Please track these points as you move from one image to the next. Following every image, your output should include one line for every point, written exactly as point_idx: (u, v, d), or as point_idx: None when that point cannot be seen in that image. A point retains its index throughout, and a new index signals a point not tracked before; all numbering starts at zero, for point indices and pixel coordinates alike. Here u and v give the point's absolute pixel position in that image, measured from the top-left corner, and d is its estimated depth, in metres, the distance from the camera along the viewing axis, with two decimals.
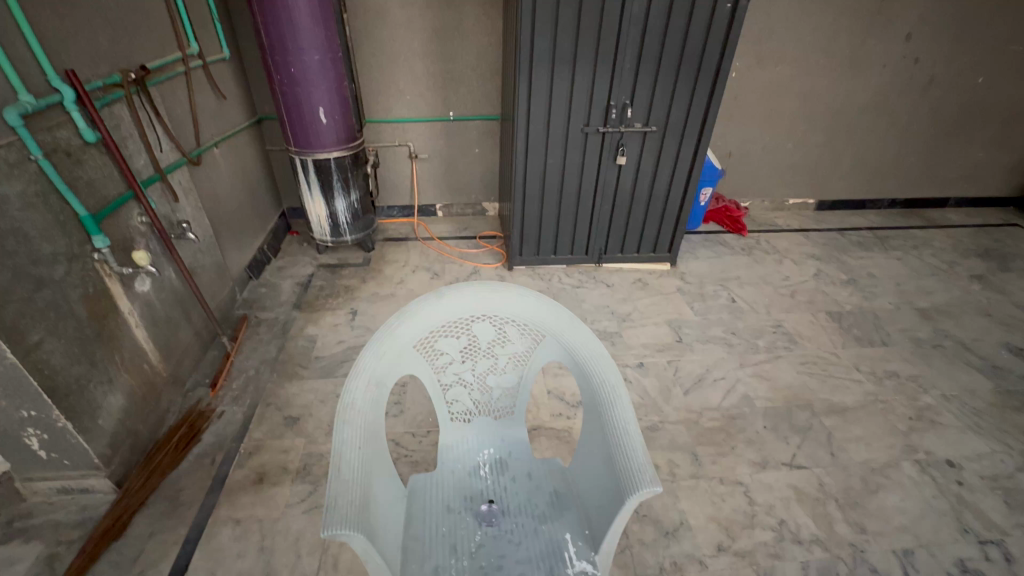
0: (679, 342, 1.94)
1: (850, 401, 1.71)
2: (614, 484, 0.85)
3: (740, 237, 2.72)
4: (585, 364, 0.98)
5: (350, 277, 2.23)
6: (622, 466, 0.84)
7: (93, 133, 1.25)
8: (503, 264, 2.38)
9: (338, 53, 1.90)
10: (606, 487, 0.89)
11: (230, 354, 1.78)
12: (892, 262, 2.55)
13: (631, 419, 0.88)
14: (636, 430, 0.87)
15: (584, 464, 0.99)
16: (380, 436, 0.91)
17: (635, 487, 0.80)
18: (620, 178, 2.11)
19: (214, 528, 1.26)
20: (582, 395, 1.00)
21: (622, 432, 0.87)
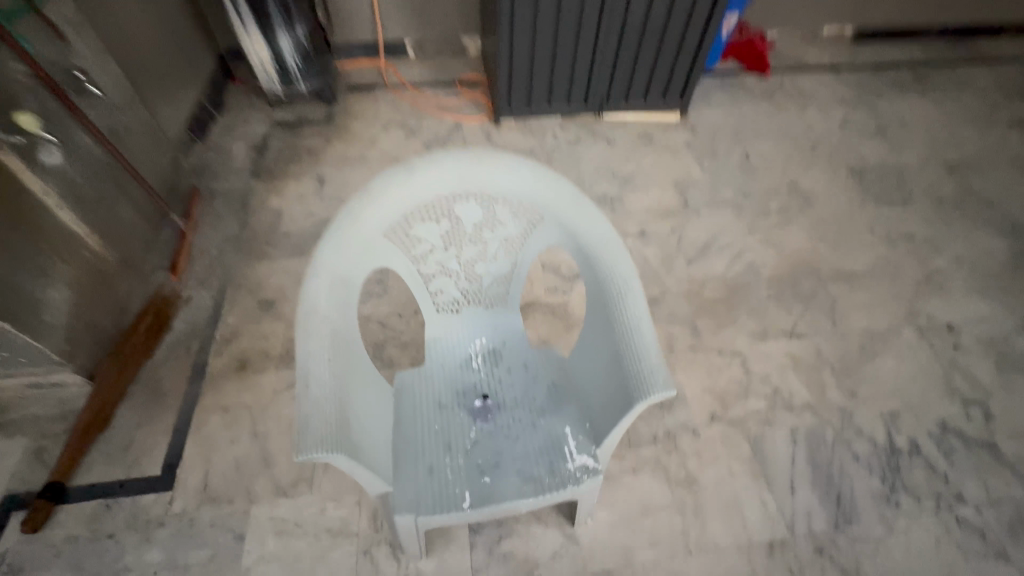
0: (685, 207, 1.76)
1: (859, 267, 1.62)
2: (621, 385, 0.77)
3: (763, 78, 2.33)
4: (590, 251, 0.84)
5: (312, 137, 1.92)
6: (632, 368, 0.75)
7: None
8: (488, 117, 2.05)
9: None
10: (611, 385, 0.81)
11: (187, 234, 1.58)
12: (928, 107, 2.25)
13: (643, 316, 0.78)
14: (648, 329, 0.77)
15: (587, 358, 0.90)
16: (356, 341, 0.81)
17: (646, 390, 0.72)
18: (630, 3, 1.68)
19: (203, 416, 1.22)
20: (587, 286, 0.87)
21: (632, 328, 0.77)
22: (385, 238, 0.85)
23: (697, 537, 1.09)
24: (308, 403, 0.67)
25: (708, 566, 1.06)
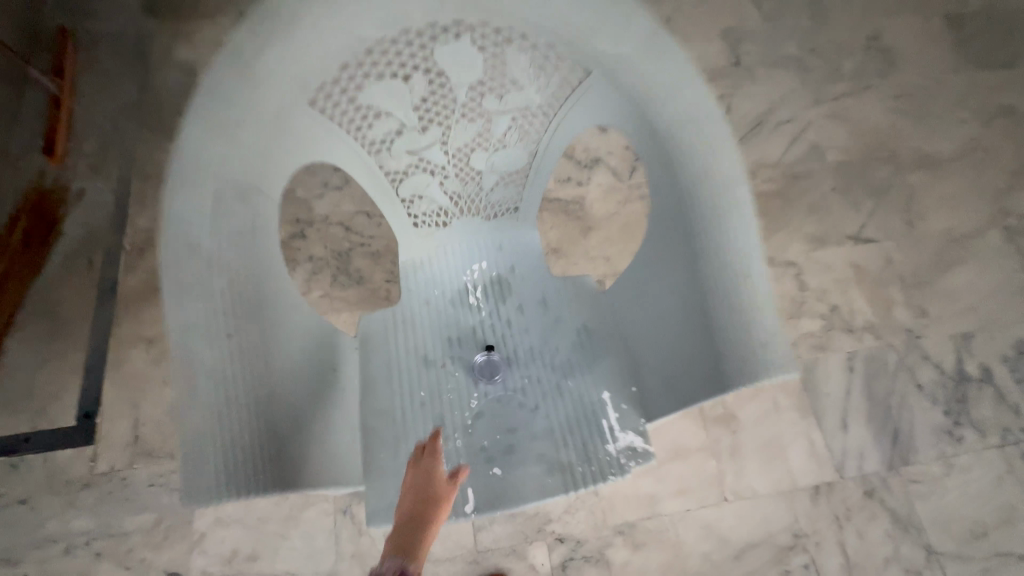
0: (736, 66, 1.34)
1: (947, 150, 1.29)
2: (699, 345, 0.57)
3: None
4: (664, 132, 0.62)
5: None
6: (726, 317, 0.55)
7: None
8: None
9: None
10: (680, 342, 0.59)
11: (63, 100, 1.13)
12: None
13: (752, 249, 0.55)
14: (753, 273, 0.54)
15: (638, 298, 0.67)
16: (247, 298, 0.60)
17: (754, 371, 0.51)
18: None
19: (122, 351, 0.95)
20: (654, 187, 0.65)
21: (725, 265, 0.55)
22: (263, 145, 0.62)
23: (733, 482, 0.94)
24: (190, 437, 0.50)
25: (745, 514, 0.92)
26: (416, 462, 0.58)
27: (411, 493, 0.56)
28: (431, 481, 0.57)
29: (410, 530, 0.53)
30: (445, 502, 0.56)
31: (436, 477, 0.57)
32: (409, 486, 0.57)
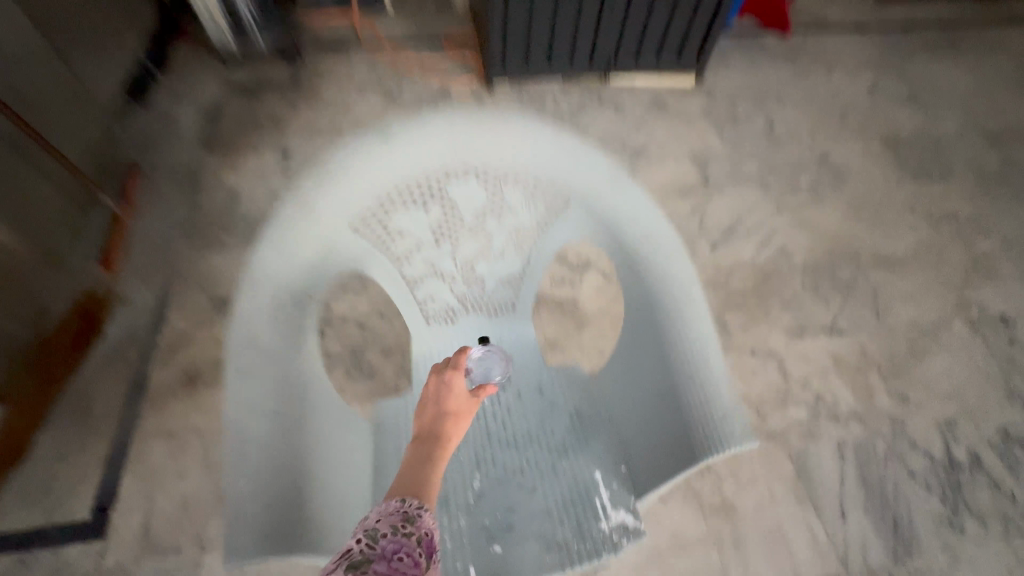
0: (706, 185, 1.55)
1: (902, 251, 1.44)
2: (674, 430, 0.65)
3: (783, 37, 2.05)
4: (633, 248, 0.75)
5: (275, 102, 1.61)
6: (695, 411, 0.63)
7: None
8: (479, 81, 1.76)
9: None
10: (657, 428, 0.68)
11: (123, 220, 1.30)
12: (961, 74, 2.05)
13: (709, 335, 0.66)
14: (714, 353, 0.65)
15: (621, 386, 0.77)
16: None
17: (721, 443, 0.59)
18: None
19: (144, 443, 1.03)
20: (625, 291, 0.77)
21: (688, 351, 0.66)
22: None
23: None
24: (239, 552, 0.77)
25: None
26: (440, 374, 0.67)
27: (433, 405, 0.64)
28: (454, 396, 0.65)
29: (434, 442, 0.61)
30: (463, 415, 0.64)
31: (459, 396, 0.65)
32: (432, 398, 0.65)
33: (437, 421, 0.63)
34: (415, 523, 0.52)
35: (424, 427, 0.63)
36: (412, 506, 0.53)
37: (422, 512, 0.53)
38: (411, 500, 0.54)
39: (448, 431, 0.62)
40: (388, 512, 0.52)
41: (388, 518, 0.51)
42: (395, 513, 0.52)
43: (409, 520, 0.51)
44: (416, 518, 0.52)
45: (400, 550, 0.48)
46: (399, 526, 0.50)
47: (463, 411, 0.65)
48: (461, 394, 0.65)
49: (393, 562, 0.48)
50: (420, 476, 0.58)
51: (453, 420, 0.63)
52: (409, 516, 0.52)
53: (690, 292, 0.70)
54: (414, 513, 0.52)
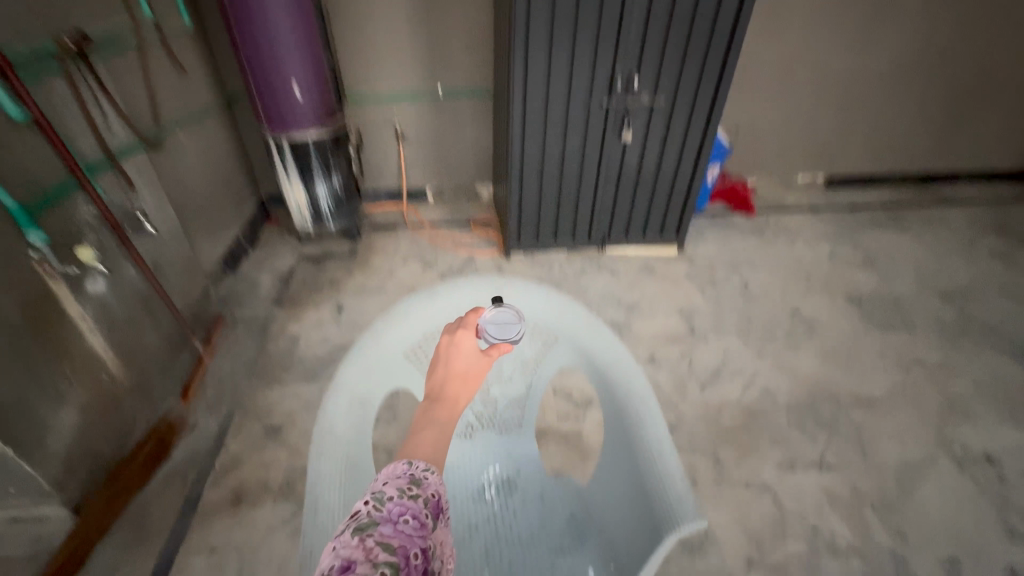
0: (692, 333, 1.80)
1: (878, 392, 1.59)
2: (644, 516, 0.78)
3: (749, 217, 2.52)
4: (607, 371, 0.95)
5: (336, 268, 2.02)
6: (657, 496, 0.75)
7: (20, 108, 1.06)
8: (500, 251, 2.17)
9: (310, 19, 1.60)
10: (632, 517, 0.82)
11: (204, 358, 1.60)
12: (909, 242, 2.41)
13: (663, 434, 0.81)
14: (670, 449, 0.79)
15: (609, 485, 0.93)
16: None
17: (677, 521, 0.69)
18: (625, 158, 1.88)
19: (187, 558, 1.16)
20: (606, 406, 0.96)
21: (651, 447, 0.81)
22: None
23: None
24: None
25: None
26: (448, 341, 0.80)
27: (443, 368, 0.77)
28: (461, 358, 0.78)
29: (444, 403, 0.73)
30: (468, 375, 0.78)
31: (464, 358, 0.79)
32: (441, 360, 0.78)
33: (445, 380, 0.76)
34: (419, 486, 0.62)
35: (435, 386, 0.76)
36: (418, 468, 0.64)
37: (427, 475, 0.64)
38: (417, 462, 0.65)
39: (455, 391, 0.75)
40: (395, 477, 0.62)
41: (395, 482, 0.61)
42: (401, 477, 0.62)
43: (414, 485, 0.61)
44: (420, 482, 0.62)
45: (405, 512, 0.58)
46: (404, 491, 0.60)
47: (467, 370, 0.78)
48: (466, 355, 0.79)
49: (399, 523, 0.57)
50: (430, 429, 0.70)
51: (459, 381, 0.76)
52: (415, 480, 0.62)
53: (648, 408, 0.85)
54: (419, 477, 0.63)
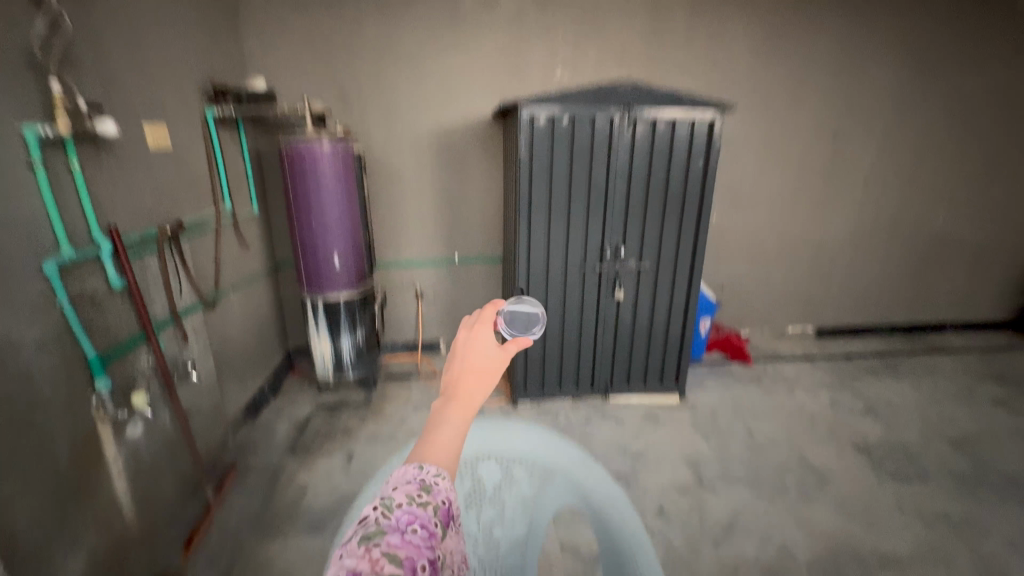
0: (701, 484, 1.78)
1: (904, 550, 1.51)
2: None
3: (746, 366, 2.64)
4: (607, 516, 0.88)
5: (351, 417, 2.12)
6: None
7: (121, 279, 1.29)
8: (507, 400, 2.26)
9: (356, 207, 1.98)
10: None
11: (211, 507, 1.61)
12: (908, 389, 2.47)
13: None
14: None
15: None
16: None
17: None
18: (620, 314, 2.10)
19: None
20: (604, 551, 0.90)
21: None
22: None
23: None
24: None
25: None
26: (466, 326, 0.55)
27: (458, 359, 0.53)
28: (483, 350, 0.53)
29: (457, 398, 0.50)
30: (495, 373, 0.53)
31: (488, 349, 0.53)
32: (456, 349, 0.54)
33: (461, 375, 0.51)
34: (432, 493, 0.44)
35: (447, 380, 0.52)
36: (430, 473, 0.46)
37: (441, 479, 0.46)
38: (429, 464, 0.46)
39: (473, 389, 0.51)
40: (402, 480, 0.44)
41: (403, 487, 0.44)
42: (410, 482, 0.44)
43: (425, 491, 0.44)
44: (433, 488, 0.45)
45: (415, 522, 0.42)
46: (414, 499, 0.43)
47: (494, 367, 0.53)
48: (492, 344, 0.54)
49: (406, 534, 0.41)
50: (439, 433, 0.49)
51: (481, 379, 0.52)
52: (426, 486, 0.45)
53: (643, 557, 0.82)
54: (431, 482, 0.45)
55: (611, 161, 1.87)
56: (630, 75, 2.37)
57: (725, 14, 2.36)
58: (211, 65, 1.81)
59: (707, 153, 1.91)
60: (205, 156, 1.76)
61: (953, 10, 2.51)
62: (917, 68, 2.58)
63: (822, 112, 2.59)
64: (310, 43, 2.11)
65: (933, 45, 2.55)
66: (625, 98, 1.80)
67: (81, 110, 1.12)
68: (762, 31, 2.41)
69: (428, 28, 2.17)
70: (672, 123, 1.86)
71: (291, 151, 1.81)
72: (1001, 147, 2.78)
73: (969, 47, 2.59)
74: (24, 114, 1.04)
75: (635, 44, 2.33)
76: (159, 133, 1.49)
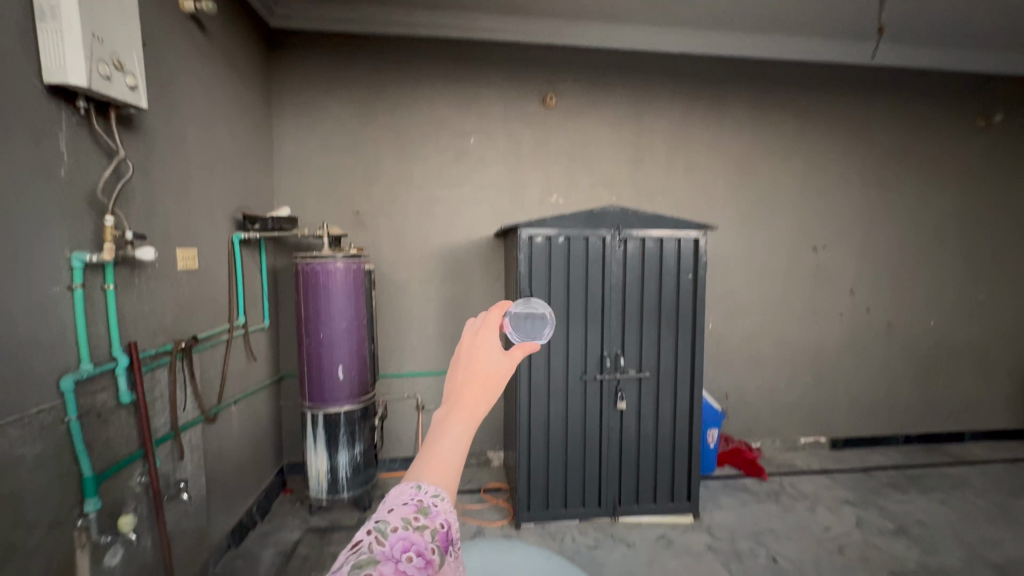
0: None
1: None
2: None
3: (762, 481, 2.51)
4: None
5: (342, 542, 1.97)
6: None
7: (130, 393, 1.32)
8: (510, 520, 2.12)
9: (363, 319, 2.06)
10: None
11: None
12: (938, 506, 2.31)
13: None
14: None
15: None
16: None
17: None
18: (623, 424, 2.07)
19: None
20: None
21: None
22: None
23: None
24: None
25: None
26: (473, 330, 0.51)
27: (461, 364, 0.49)
28: (489, 353, 0.49)
29: (459, 409, 0.48)
30: (501, 378, 0.48)
31: (494, 352, 0.49)
32: (461, 353, 0.50)
33: (463, 382, 0.48)
34: (430, 515, 0.43)
35: (449, 388, 0.49)
36: (428, 492, 0.45)
37: (440, 500, 0.44)
38: (427, 485, 0.45)
39: (477, 396, 0.48)
40: (400, 502, 0.44)
41: (400, 510, 0.43)
42: (407, 503, 0.44)
43: (423, 513, 0.43)
44: (431, 509, 0.44)
45: (410, 549, 0.41)
46: (410, 522, 0.42)
47: (500, 371, 0.48)
48: (500, 346, 0.50)
49: (400, 562, 0.40)
50: (438, 446, 0.47)
51: (487, 384, 0.48)
52: (424, 506, 0.44)
53: None
54: (428, 503, 0.44)
55: (606, 274, 2.00)
56: (620, 200, 2.62)
57: (700, 149, 2.68)
58: (243, 196, 2.03)
59: (695, 267, 2.04)
60: (226, 275, 1.89)
61: (901, 144, 2.85)
62: (879, 191, 2.85)
63: (800, 229, 2.80)
64: (333, 177, 2.37)
65: (890, 172, 2.85)
66: (616, 220, 1.98)
67: (125, 239, 1.25)
68: (735, 163, 2.71)
69: (438, 165, 2.46)
70: (659, 241, 2.02)
71: (306, 269, 1.95)
72: (972, 259, 2.96)
73: (922, 174, 2.89)
74: (74, 244, 1.16)
75: (622, 174, 2.62)
76: (189, 256, 1.63)
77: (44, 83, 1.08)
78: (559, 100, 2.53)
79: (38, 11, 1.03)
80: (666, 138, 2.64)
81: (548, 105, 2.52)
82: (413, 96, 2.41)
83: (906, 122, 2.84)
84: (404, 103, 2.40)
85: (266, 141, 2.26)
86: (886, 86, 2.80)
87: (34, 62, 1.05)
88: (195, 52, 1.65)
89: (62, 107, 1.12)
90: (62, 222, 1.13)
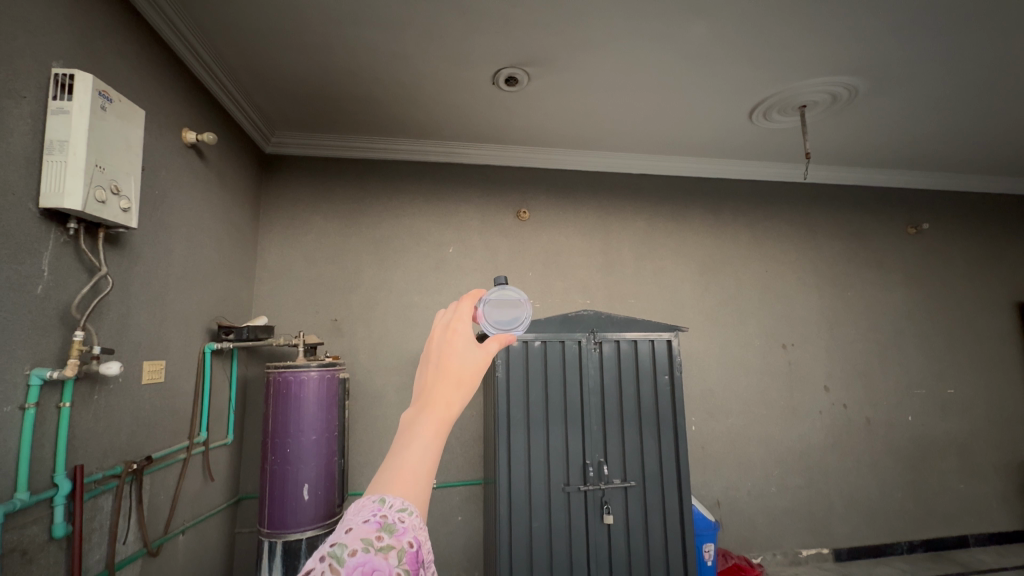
0: None
1: None
2: None
3: None
4: None
5: None
6: None
7: (66, 526, 1.19)
8: None
9: (333, 429, 1.97)
10: None
11: None
12: None
13: None
14: None
15: None
16: None
17: None
18: (611, 541, 1.91)
19: None
20: None
21: None
22: None
23: None
24: None
25: None
26: (445, 327, 0.56)
27: (435, 361, 0.54)
28: (462, 352, 0.54)
29: (431, 414, 0.52)
30: (475, 375, 0.54)
31: (465, 354, 0.54)
32: (431, 353, 0.55)
33: (438, 380, 0.53)
34: (395, 534, 0.46)
35: (422, 388, 0.54)
36: (393, 508, 0.47)
37: (406, 516, 0.47)
38: (391, 499, 0.48)
39: (450, 396, 0.53)
40: (361, 522, 0.46)
41: (361, 529, 0.45)
42: (370, 522, 0.46)
43: (387, 532, 0.45)
44: (395, 527, 0.46)
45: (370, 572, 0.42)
46: (372, 544, 0.44)
47: (474, 369, 0.54)
48: (472, 342, 0.55)
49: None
50: (408, 453, 0.51)
51: (460, 383, 0.53)
52: (388, 525, 0.46)
53: None
54: (393, 521, 0.46)
55: (583, 377, 2.00)
56: (594, 303, 2.72)
57: (664, 256, 2.86)
58: (221, 307, 2.04)
59: (670, 367, 2.08)
60: (193, 387, 1.82)
61: (846, 249, 3.11)
62: (835, 292, 3.04)
63: (768, 329, 2.91)
64: (313, 286, 2.42)
65: (841, 274, 3.07)
66: (590, 323, 2.04)
67: (91, 354, 1.22)
68: (698, 268, 2.89)
69: (417, 274, 2.55)
70: (634, 342, 2.07)
71: (278, 377, 1.90)
72: (933, 354, 3.09)
73: (870, 277, 3.11)
74: (36, 361, 1.13)
75: (595, 279, 2.75)
76: (156, 368, 1.58)
77: (39, 207, 1.13)
78: (532, 214, 2.74)
79: (47, 144, 1.13)
80: (632, 246, 2.84)
81: (521, 218, 2.71)
82: (395, 212, 2.58)
83: (847, 231, 3.13)
84: (386, 218, 2.56)
85: (250, 254, 2.33)
86: (824, 200, 3.13)
87: (33, 189, 1.12)
88: (191, 176, 1.77)
89: (51, 229, 1.17)
90: (27, 340, 1.11)
